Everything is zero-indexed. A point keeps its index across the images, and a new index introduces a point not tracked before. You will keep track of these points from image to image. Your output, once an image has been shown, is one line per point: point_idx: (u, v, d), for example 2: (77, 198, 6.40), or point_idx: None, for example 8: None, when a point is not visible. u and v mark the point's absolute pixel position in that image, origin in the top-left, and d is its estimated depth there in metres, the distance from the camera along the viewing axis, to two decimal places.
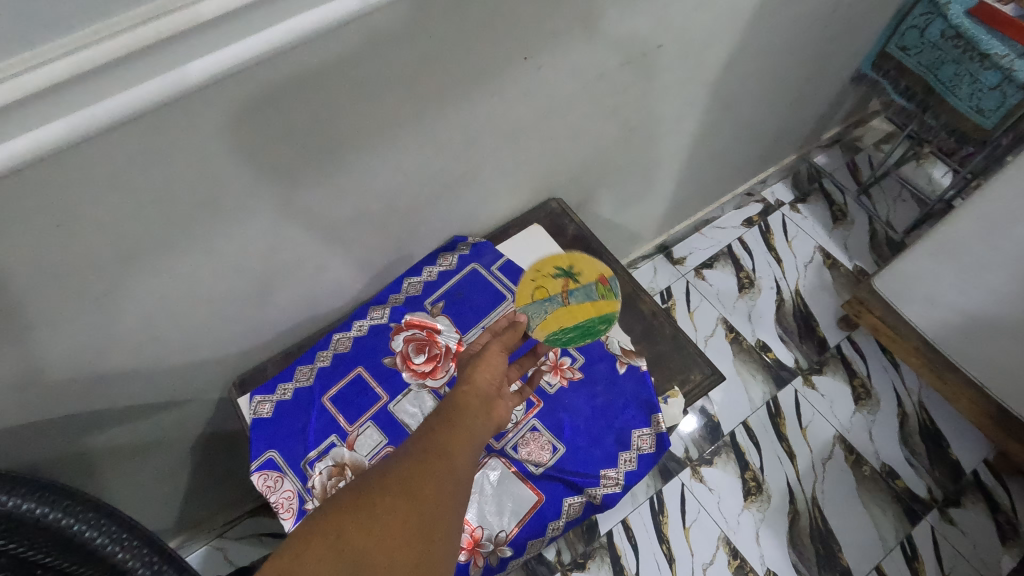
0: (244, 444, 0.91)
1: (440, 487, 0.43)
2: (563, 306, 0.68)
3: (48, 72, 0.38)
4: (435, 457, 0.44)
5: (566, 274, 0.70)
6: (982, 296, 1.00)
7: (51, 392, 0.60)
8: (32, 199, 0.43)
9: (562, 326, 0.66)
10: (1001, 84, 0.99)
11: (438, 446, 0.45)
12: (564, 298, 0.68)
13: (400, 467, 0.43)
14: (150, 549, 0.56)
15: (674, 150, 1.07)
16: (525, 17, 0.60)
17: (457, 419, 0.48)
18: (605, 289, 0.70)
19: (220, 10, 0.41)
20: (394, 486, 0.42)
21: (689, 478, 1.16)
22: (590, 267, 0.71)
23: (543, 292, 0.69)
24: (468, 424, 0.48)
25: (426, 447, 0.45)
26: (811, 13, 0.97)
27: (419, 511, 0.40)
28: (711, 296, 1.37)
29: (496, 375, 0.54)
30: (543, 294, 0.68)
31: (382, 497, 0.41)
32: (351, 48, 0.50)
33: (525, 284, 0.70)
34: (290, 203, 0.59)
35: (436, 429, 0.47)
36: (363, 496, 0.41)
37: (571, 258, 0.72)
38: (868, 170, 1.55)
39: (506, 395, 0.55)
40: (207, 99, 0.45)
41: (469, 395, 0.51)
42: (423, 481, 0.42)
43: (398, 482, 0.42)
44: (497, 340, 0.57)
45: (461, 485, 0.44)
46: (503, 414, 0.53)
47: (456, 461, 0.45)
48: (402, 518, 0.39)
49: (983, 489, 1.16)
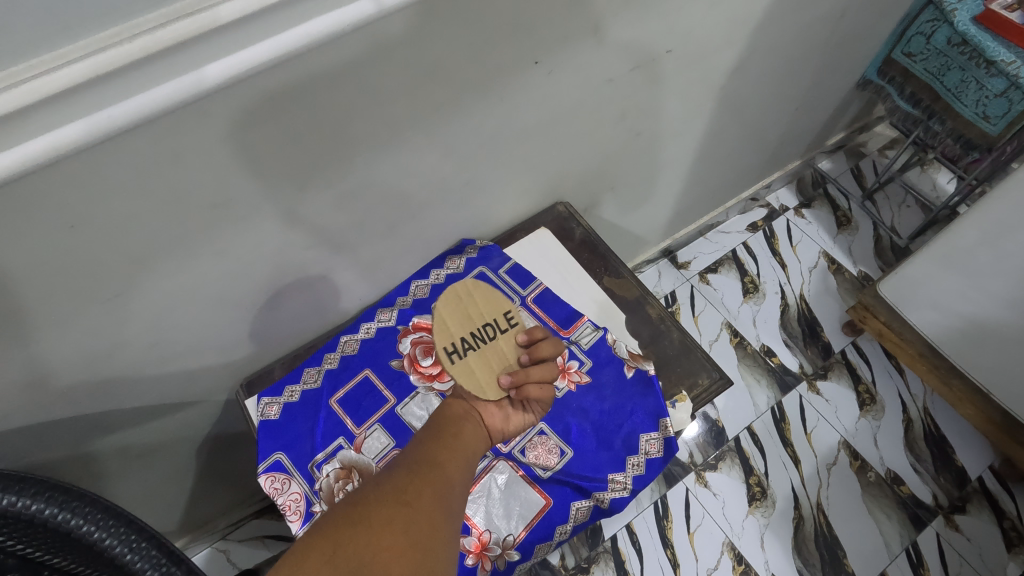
0: (249, 446, 0.91)
1: (434, 496, 0.45)
2: (456, 321, 0.55)
3: (65, 75, 0.38)
4: (428, 466, 0.47)
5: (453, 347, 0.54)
6: (989, 302, 1.00)
7: (60, 393, 0.60)
8: (48, 200, 0.43)
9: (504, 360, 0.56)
10: (1007, 90, 1.00)
11: (430, 456, 0.48)
12: (457, 330, 0.55)
13: (394, 478, 0.46)
14: (158, 551, 0.55)
15: (681, 155, 1.07)
16: (537, 21, 0.60)
17: (449, 428, 0.52)
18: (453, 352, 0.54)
19: (239, 14, 0.41)
20: (390, 496, 0.44)
21: (694, 483, 1.15)
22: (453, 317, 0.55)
23: (465, 314, 0.56)
24: (460, 432, 0.51)
25: (419, 457, 0.48)
26: (818, 19, 0.97)
27: (415, 520, 0.43)
28: (716, 300, 1.37)
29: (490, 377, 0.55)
30: (462, 314, 0.56)
31: (378, 509, 0.43)
32: (366, 51, 0.50)
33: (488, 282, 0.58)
34: (301, 206, 0.60)
35: (427, 438, 0.50)
36: (358, 509, 0.43)
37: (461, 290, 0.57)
38: (873, 175, 1.56)
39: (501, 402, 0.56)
40: (223, 101, 0.45)
41: (457, 403, 0.54)
42: (417, 490, 0.45)
43: (392, 494, 0.44)
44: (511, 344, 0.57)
45: (455, 495, 0.47)
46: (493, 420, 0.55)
47: (449, 470, 0.48)
48: (398, 527, 0.42)
49: (988, 496, 1.16)
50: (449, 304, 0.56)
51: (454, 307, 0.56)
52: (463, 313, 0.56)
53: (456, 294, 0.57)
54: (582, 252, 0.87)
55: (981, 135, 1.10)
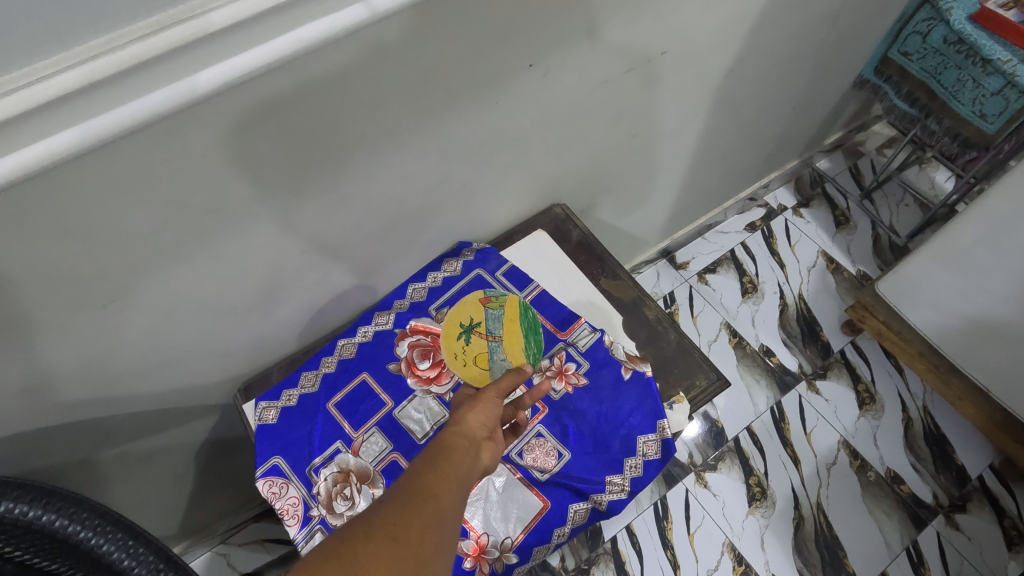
0: (247, 450, 0.91)
1: (425, 530, 0.41)
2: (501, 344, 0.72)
3: (59, 83, 0.38)
4: (419, 500, 0.43)
5: (463, 329, 0.73)
6: (989, 300, 1.00)
7: (57, 400, 0.60)
8: (41, 208, 0.43)
9: (523, 344, 0.72)
10: (1003, 88, 1.00)
11: (423, 489, 0.44)
12: (497, 341, 0.72)
13: (383, 511, 0.42)
14: (156, 556, 0.55)
15: (678, 156, 1.07)
16: (531, 23, 0.60)
17: (446, 457, 0.49)
18: (496, 302, 0.75)
19: (232, 20, 0.42)
20: (379, 530, 0.40)
21: (693, 484, 1.15)
22: (470, 309, 0.74)
23: (485, 356, 0.71)
24: (456, 464, 0.48)
25: (411, 489, 0.44)
26: (814, 19, 0.97)
27: (403, 558, 0.39)
28: (714, 301, 1.37)
29: (486, 420, 0.55)
30: (484, 359, 0.71)
31: (366, 544, 0.39)
32: (358, 57, 0.50)
33: (464, 370, 0.70)
34: (295, 213, 0.60)
35: (423, 468, 0.47)
36: (345, 544, 0.39)
37: (454, 319, 0.74)
38: (871, 174, 1.56)
39: (495, 438, 0.56)
40: (216, 104, 0.45)
41: (458, 435, 0.52)
42: (406, 524, 0.41)
43: (381, 526, 0.41)
44: (494, 385, 0.59)
45: (447, 532, 0.43)
46: (492, 459, 0.54)
47: (441, 502, 0.44)
48: (387, 562, 0.38)
49: (988, 494, 1.16)
50: (524, 346, 0.72)
51: (509, 348, 0.71)
52: (478, 370, 0.70)
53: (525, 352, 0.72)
54: (579, 254, 0.87)
55: (979, 134, 1.10)
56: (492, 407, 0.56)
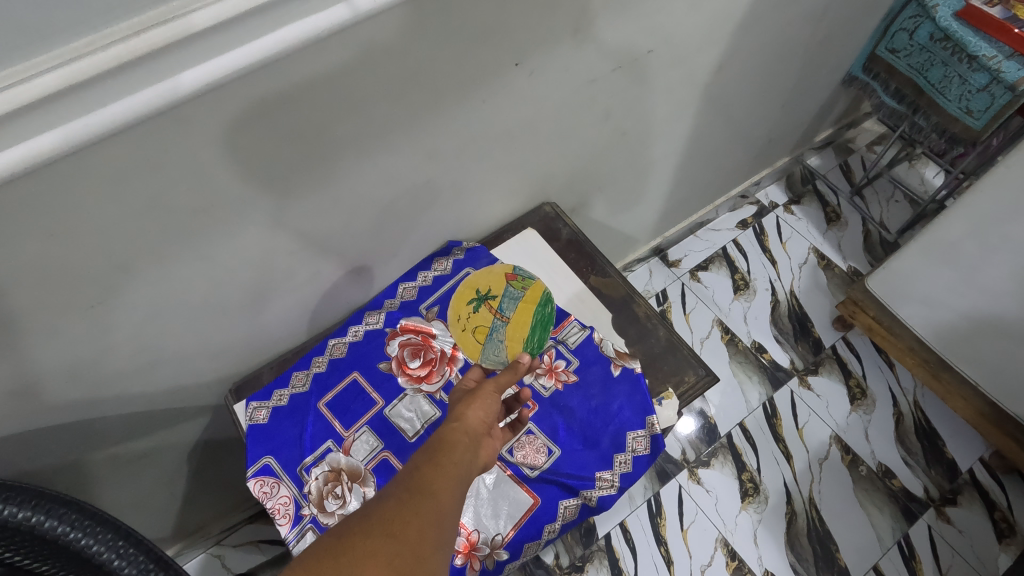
0: (239, 451, 0.91)
1: (424, 527, 0.41)
2: (508, 323, 0.71)
3: (41, 84, 0.38)
4: (418, 496, 0.44)
5: (477, 297, 0.73)
6: (978, 295, 1.00)
7: (44, 402, 0.60)
8: (25, 210, 0.43)
9: (525, 338, 0.70)
10: (989, 84, 1.00)
11: (422, 485, 0.44)
12: (503, 319, 0.72)
13: (382, 509, 0.42)
14: (146, 557, 0.55)
15: (668, 154, 1.08)
16: (516, 23, 0.60)
17: (445, 454, 0.49)
18: (519, 281, 0.74)
19: (213, 21, 0.42)
20: (377, 527, 0.40)
21: (687, 480, 1.16)
22: (493, 280, 0.74)
23: (484, 330, 0.71)
24: (455, 461, 0.48)
25: (410, 486, 0.45)
26: (801, 18, 0.98)
27: (403, 554, 0.39)
28: (707, 298, 1.38)
29: (486, 415, 0.55)
30: (483, 332, 0.71)
31: (364, 541, 0.39)
32: (343, 59, 0.50)
33: (462, 336, 0.72)
34: (282, 214, 0.60)
35: (422, 465, 0.47)
36: (343, 541, 0.39)
37: (472, 283, 0.75)
38: (861, 171, 1.57)
39: (492, 433, 0.57)
40: (200, 105, 0.45)
41: (459, 431, 0.52)
42: (405, 522, 0.41)
43: (380, 523, 0.41)
44: (493, 380, 0.58)
45: (448, 530, 0.43)
46: (489, 456, 0.54)
47: (441, 500, 0.44)
48: (385, 559, 0.38)
49: (979, 488, 1.17)
50: (526, 339, 0.70)
51: (514, 331, 0.70)
52: (474, 340, 0.71)
53: (526, 343, 0.70)
54: (569, 252, 0.87)
55: (965, 130, 1.10)
56: (491, 403, 0.57)
